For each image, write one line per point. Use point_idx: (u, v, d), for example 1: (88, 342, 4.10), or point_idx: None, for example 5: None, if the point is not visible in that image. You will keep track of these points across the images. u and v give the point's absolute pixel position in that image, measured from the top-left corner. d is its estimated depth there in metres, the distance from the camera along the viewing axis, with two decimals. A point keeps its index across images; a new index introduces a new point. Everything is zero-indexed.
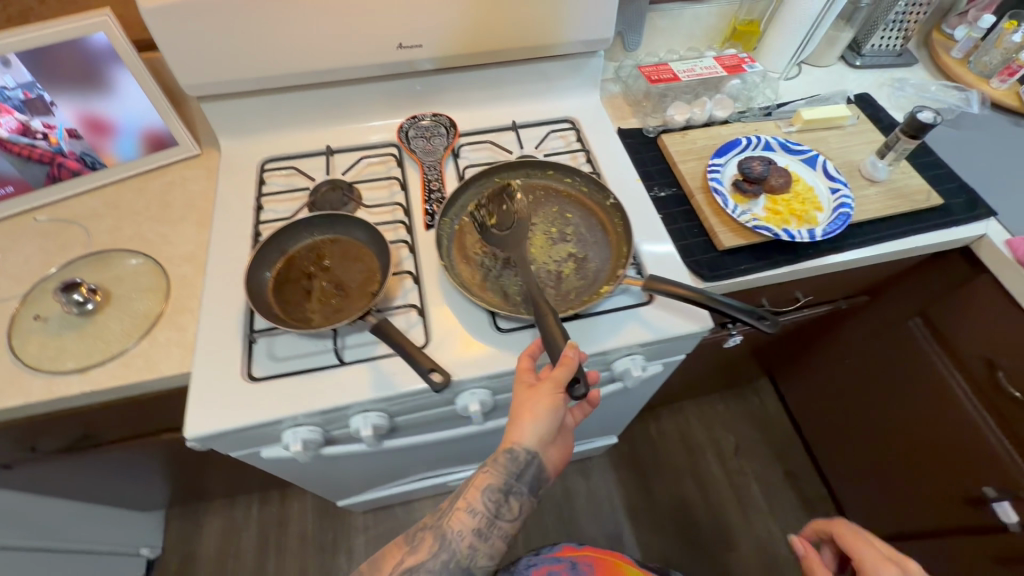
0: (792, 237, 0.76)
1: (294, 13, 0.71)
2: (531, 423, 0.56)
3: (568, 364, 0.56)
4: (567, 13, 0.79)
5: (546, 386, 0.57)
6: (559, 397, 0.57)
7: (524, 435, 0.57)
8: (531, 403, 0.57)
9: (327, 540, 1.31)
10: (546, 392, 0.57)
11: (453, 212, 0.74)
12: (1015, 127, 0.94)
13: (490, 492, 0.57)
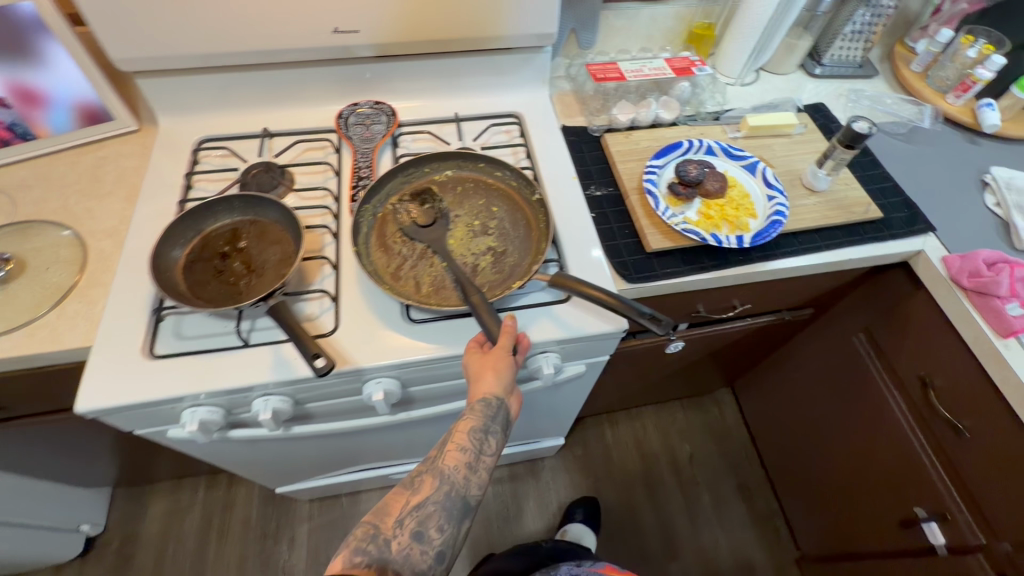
0: (719, 242, 0.75)
1: None
2: (497, 379, 0.57)
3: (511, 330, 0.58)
4: (506, 4, 0.79)
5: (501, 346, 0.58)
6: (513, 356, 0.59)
7: (492, 387, 0.58)
8: (490, 361, 0.58)
9: (270, 527, 1.30)
10: (498, 353, 0.58)
11: (376, 201, 0.73)
12: (967, 144, 0.94)
13: (475, 431, 0.56)
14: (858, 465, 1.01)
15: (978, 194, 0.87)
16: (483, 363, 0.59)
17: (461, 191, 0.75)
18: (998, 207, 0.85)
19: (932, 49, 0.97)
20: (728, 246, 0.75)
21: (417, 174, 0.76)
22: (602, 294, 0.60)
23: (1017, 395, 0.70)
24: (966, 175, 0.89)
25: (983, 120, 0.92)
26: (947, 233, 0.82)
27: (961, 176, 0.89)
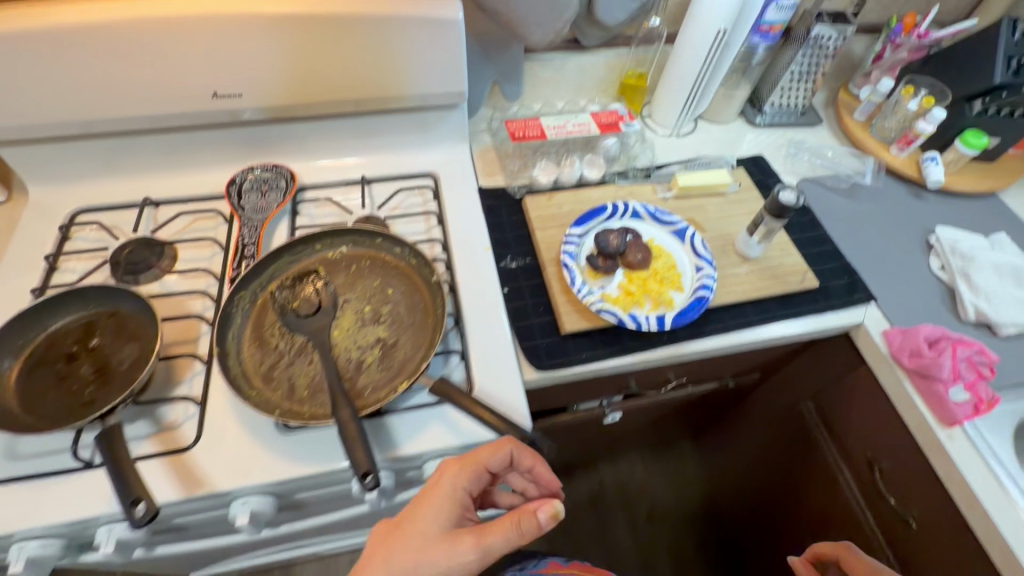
0: (638, 324, 0.68)
1: (78, 57, 0.63)
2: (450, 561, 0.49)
3: (518, 523, 0.49)
4: (406, 64, 0.72)
5: (466, 547, 0.49)
6: (475, 559, 0.49)
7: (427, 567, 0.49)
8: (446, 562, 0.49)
9: None
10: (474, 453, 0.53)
11: (255, 285, 0.65)
12: (913, 198, 0.89)
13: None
14: (809, 543, 0.93)
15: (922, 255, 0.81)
16: (435, 558, 0.49)
17: (355, 271, 0.68)
18: (943, 271, 0.79)
19: (874, 99, 0.93)
20: (648, 328, 0.68)
21: (307, 253, 0.69)
22: (486, 412, 0.53)
23: (964, 492, 0.63)
24: (911, 233, 0.84)
25: (927, 174, 0.87)
26: (888, 301, 0.76)
27: (905, 235, 0.84)
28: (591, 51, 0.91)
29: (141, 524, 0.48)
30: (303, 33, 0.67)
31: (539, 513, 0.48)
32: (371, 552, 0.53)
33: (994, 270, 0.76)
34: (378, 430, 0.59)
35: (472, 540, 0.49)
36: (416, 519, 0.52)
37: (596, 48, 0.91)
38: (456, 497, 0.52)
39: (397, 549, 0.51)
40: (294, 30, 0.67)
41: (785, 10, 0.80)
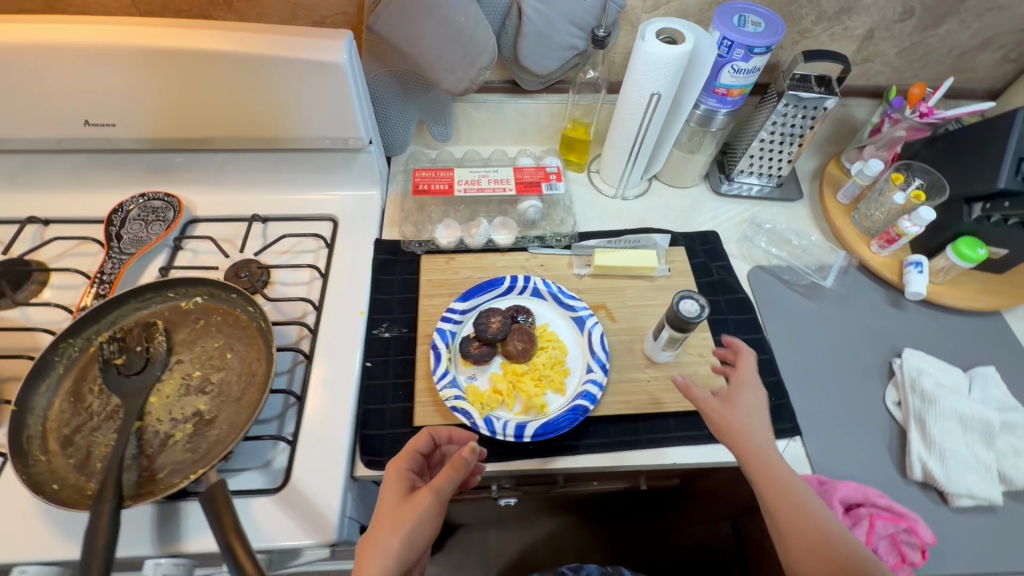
0: (493, 432, 0.59)
1: None
2: (415, 523, 0.46)
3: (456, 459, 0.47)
4: (291, 106, 0.66)
5: (425, 496, 0.47)
6: (443, 502, 0.47)
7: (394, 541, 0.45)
8: (427, 514, 0.46)
9: None
10: (403, 454, 0.53)
11: (92, 332, 0.62)
12: (888, 306, 0.74)
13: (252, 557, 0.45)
14: None
15: (876, 382, 0.67)
16: (411, 519, 0.46)
17: (202, 327, 0.63)
18: (898, 407, 0.65)
19: (859, 181, 0.78)
20: (505, 437, 0.59)
21: (158, 300, 0.65)
22: (238, 542, 0.45)
23: None
24: (871, 351, 0.70)
25: (907, 283, 0.72)
26: (821, 438, 0.63)
27: (864, 353, 0.70)
28: (531, 95, 0.81)
29: None
30: (171, 69, 0.61)
31: (466, 451, 0.47)
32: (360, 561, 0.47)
33: (960, 420, 0.62)
34: (170, 516, 0.54)
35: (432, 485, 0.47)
36: (380, 507, 0.49)
37: (537, 93, 0.81)
38: (404, 475, 0.51)
39: (375, 532, 0.46)
40: (159, 65, 0.60)
41: (742, 74, 0.67)
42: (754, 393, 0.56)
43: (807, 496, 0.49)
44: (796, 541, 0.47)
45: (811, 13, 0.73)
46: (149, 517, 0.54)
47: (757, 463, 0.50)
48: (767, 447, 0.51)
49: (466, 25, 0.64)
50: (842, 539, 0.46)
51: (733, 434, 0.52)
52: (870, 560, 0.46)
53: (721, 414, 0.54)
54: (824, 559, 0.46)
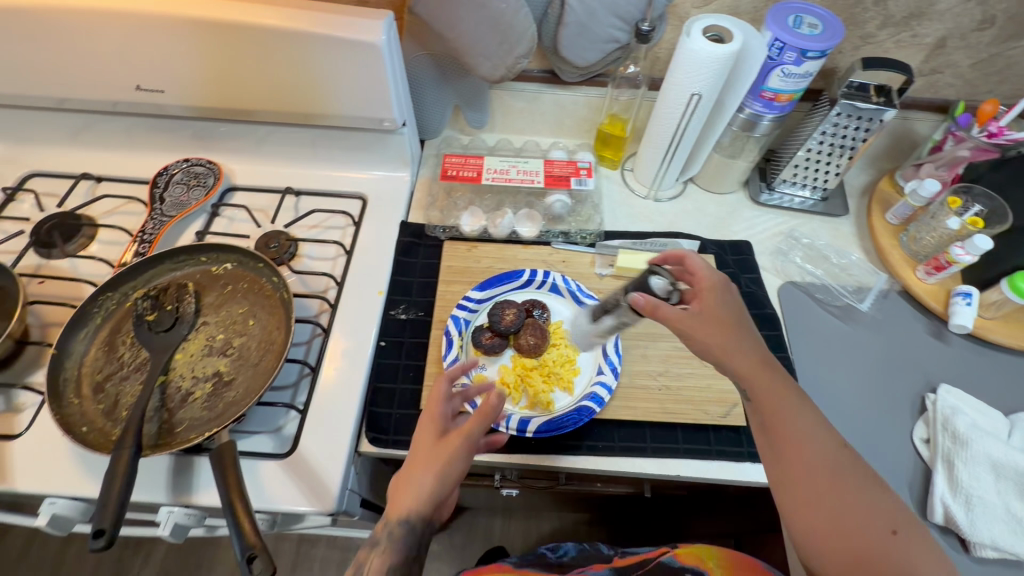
0: (496, 423, 0.59)
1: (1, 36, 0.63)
2: (452, 463, 0.49)
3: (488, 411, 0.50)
4: (328, 84, 0.67)
5: (457, 441, 0.49)
6: (473, 445, 0.50)
7: (432, 480, 0.48)
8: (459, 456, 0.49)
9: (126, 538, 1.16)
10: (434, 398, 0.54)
11: (128, 287, 0.65)
12: (929, 337, 0.70)
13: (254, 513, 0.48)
14: None
15: (905, 415, 0.64)
16: (444, 459, 0.49)
17: (228, 292, 0.66)
18: (926, 445, 0.61)
19: (911, 202, 0.74)
20: (507, 430, 0.59)
21: (191, 263, 0.68)
22: (238, 500, 0.48)
23: None
24: (904, 383, 0.66)
25: (952, 314, 0.68)
26: None
27: (895, 384, 0.66)
28: (570, 87, 0.80)
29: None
30: (216, 42, 0.63)
31: (494, 398, 0.50)
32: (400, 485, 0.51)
33: (993, 467, 0.58)
34: (184, 469, 0.57)
35: (462, 429, 0.50)
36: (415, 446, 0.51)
37: (576, 85, 0.79)
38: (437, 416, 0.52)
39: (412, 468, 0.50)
40: (205, 37, 0.62)
41: (792, 78, 0.64)
42: (727, 292, 0.53)
43: (813, 426, 0.47)
44: (807, 467, 0.45)
45: (877, 16, 0.68)
46: (165, 467, 0.57)
47: (760, 384, 0.48)
48: (766, 364, 0.49)
49: (505, 12, 0.63)
50: (834, 465, 0.46)
51: (715, 345, 0.50)
52: (886, 495, 0.45)
53: (695, 322, 0.51)
54: (835, 485, 0.45)
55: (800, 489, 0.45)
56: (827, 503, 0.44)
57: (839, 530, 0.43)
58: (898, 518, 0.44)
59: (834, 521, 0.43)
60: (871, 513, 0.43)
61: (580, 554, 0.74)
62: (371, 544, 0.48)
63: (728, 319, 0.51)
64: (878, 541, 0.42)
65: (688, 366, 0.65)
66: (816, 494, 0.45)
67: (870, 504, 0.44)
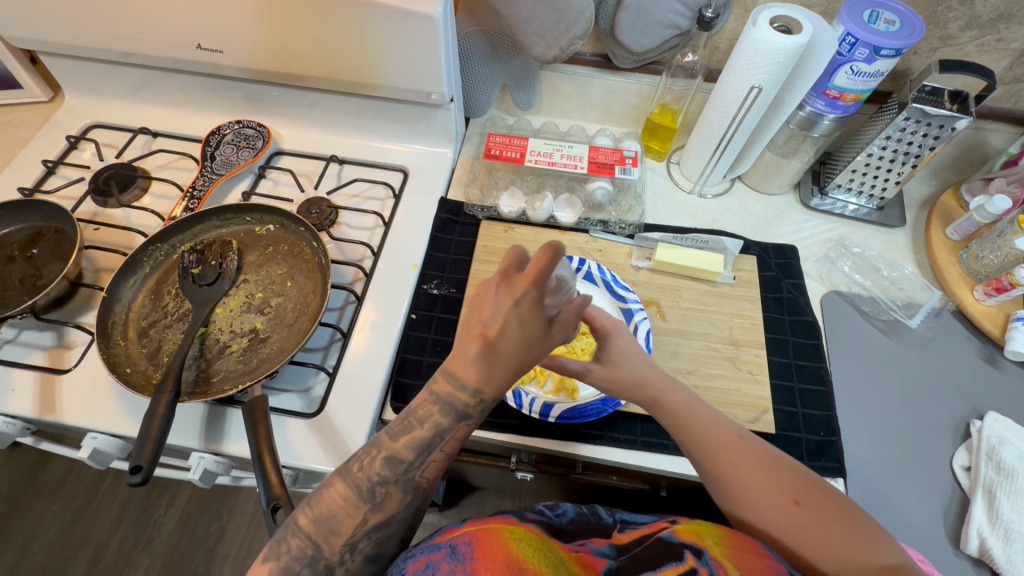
0: (519, 405, 0.60)
1: None
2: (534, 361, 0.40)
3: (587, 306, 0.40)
4: (380, 54, 0.67)
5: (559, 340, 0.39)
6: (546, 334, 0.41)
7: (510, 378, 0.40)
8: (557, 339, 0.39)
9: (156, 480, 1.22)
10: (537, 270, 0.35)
11: (174, 240, 0.68)
12: (981, 361, 0.66)
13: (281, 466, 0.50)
14: None
15: (946, 440, 0.61)
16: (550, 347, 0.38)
17: (270, 253, 0.68)
18: (966, 472, 0.59)
19: (977, 217, 0.70)
20: (530, 413, 0.60)
21: (236, 222, 0.70)
22: (268, 455, 0.50)
23: None
24: (949, 406, 0.63)
25: (1009, 339, 0.64)
26: (868, 487, 0.58)
27: (938, 407, 0.63)
28: (623, 73, 0.78)
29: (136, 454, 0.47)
30: (274, 5, 0.63)
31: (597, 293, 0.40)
32: (458, 354, 0.39)
33: None
34: (216, 418, 0.60)
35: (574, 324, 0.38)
36: (514, 333, 0.36)
37: (629, 72, 0.78)
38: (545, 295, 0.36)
39: (511, 354, 0.37)
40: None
41: (861, 77, 0.61)
42: (621, 334, 0.55)
43: (703, 416, 0.49)
44: (715, 466, 0.46)
45: (961, 16, 0.64)
46: (199, 415, 0.59)
47: (658, 401, 0.51)
48: (659, 381, 0.52)
49: None
50: (710, 455, 0.47)
51: (622, 385, 0.52)
52: (780, 467, 0.45)
53: (605, 374, 0.53)
54: (741, 478, 0.45)
55: (721, 492, 0.46)
56: (745, 495, 0.44)
57: (763, 518, 0.43)
58: (801, 489, 0.43)
59: (755, 513, 0.43)
60: (775, 492, 0.43)
61: (580, 519, 0.52)
62: (457, 419, 0.40)
63: (630, 358, 0.53)
64: (789, 516, 0.42)
65: (720, 366, 0.63)
66: (734, 490, 0.45)
67: (771, 482, 0.44)
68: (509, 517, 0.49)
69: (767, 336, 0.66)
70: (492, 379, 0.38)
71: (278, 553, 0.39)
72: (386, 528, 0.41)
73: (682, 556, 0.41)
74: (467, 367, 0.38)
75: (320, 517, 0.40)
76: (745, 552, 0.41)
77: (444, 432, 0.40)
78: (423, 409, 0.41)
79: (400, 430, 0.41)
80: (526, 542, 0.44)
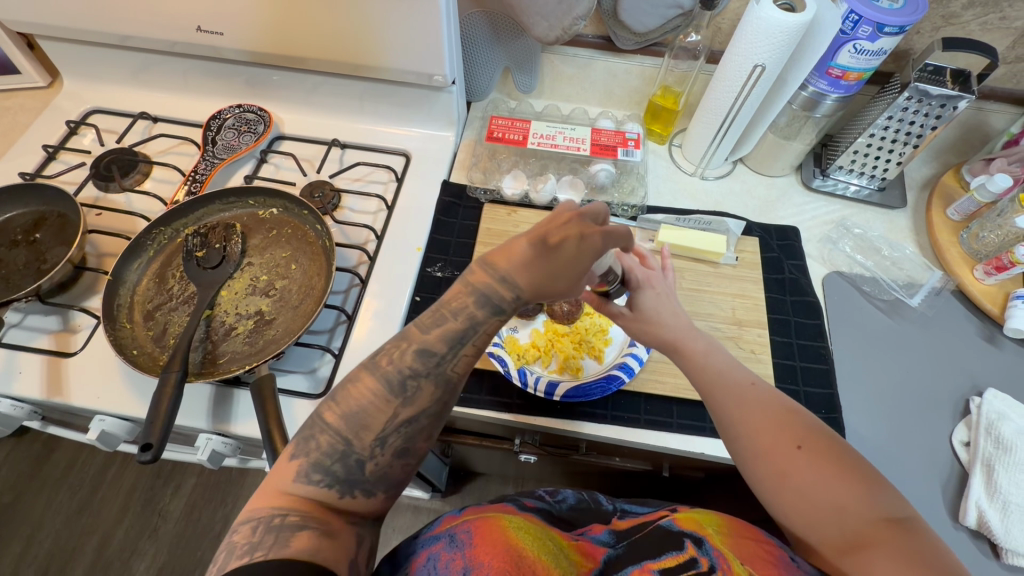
0: (524, 383, 0.60)
1: None
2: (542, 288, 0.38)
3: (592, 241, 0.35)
4: (382, 36, 0.66)
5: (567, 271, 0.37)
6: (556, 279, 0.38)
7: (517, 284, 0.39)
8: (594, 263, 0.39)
9: (161, 468, 1.23)
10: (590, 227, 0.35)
11: (176, 225, 0.67)
12: (981, 341, 0.67)
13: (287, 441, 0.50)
14: None
15: (945, 416, 0.61)
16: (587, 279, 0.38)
17: (274, 236, 0.68)
18: (966, 448, 0.59)
19: (978, 197, 0.70)
20: (534, 392, 0.60)
21: (239, 206, 0.70)
22: (277, 432, 0.50)
23: None
24: (948, 384, 0.63)
25: (1009, 317, 0.65)
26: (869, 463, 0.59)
27: (938, 384, 0.63)
28: (625, 55, 0.78)
29: (142, 457, 0.49)
30: None
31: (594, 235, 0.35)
32: (504, 249, 0.39)
33: None
34: (222, 401, 0.60)
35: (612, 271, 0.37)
36: (565, 257, 0.36)
37: (631, 54, 0.78)
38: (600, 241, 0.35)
39: (556, 270, 0.37)
40: None
41: (864, 55, 0.61)
42: (651, 287, 0.54)
43: (724, 365, 0.50)
44: (724, 411, 0.47)
45: None
46: (206, 397, 0.60)
47: (679, 350, 0.51)
48: (682, 330, 0.52)
49: None
50: (721, 397, 0.47)
51: (646, 329, 0.53)
52: (794, 417, 0.44)
53: (634, 320, 0.53)
54: (745, 422, 0.45)
55: (726, 436, 0.46)
56: (750, 439, 0.44)
57: (763, 464, 0.43)
58: (806, 436, 0.43)
59: (756, 458, 0.43)
60: (777, 435, 0.43)
61: (580, 507, 0.53)
62: (491, 312, 0.39)
63: (659, 309, 0.53)
64: (789, 463, 0.42)
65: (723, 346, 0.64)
66: (740, 434, 0.45)
67: (776, 426, 0.44)
68: (507, 505, 0.49)
69: (770, 316, 0.66)
70: (528, 283, 0.38)
71: (308, 450, 0.38)
72: (415, 424, 0.39)
73: (682, 545, 0.42)
74: (512, 257, 0.39)
75: (348, 412, 0.39)
76: (744, 538, 0.42)
77: (478, 323, 0.39)
78: (457, 301, 0.40)
79: (431, 322, 0.40)
80: (524, 529, 0.44)
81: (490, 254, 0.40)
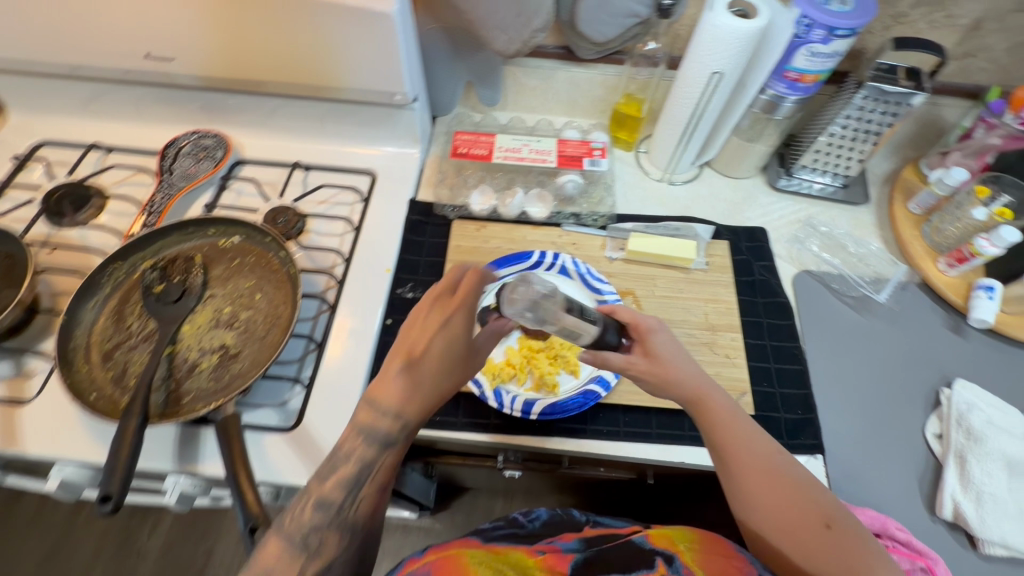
0: (500, 403, 0.59)
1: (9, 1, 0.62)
2: (436, 385, 0.47)
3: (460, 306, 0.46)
4: (338, 56, 0.65)
5: (438, 360, 0.46)
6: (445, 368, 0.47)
7: (412, 401, 0.46)
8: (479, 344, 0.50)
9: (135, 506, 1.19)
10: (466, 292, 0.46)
11: (133, 259, 0.65)
12: (947, 331, 0.68)
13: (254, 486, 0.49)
14: None
15: (918, 410, 0.62)
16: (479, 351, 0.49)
17: (236, 265, 0.66)
18: (938, 440, 0.60)
19: (937, 190, 0.72)
20: (512, 411, 0.59)
21: (199, 236, 0.68)
22: (243, 473, 0.49)
23: None
24: (919, 377, 0.64)
25: (973, 308, 0.67)
26: (846, 461, 0.59)
27: (909, 378, 0.64)
28: (587, 65, 0.78)
29: (103, 506, 0.47)
30: (222, 11, 0.61)
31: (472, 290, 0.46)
32: (382, 380, 0.46)
33: (1007, 464, 0.57)
34: (188, 440, 0.58)
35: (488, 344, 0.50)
36: (437, 348, 0.46)
37: (593, 63, 0.77)
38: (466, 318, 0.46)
39: (431, 370, 0.46)
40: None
41: (819, 58, 0.61)
42: (663, 330, 0.52)
43: (749, 428, 0.48)
44: (749, 478, 0.46)
45: None
46: (172, 437, 0.58)
47: (702, 407, 0.49)
48: (700, 382, 0.50)
49: None
50: (745, 462, 0.46)
51: (667, 384, 0.50)
52: (815, 491, 0.45)
53: (649, 368, 0.50)
54: (773, 492, 0.45)
55: (742, 501, 0.46)
56: (773, 512, 0.44)
57: (784, 539, 0.44)
58: (829, 513, 0.44)
59: (776, 535, 0.44)
60: (807, 513, 0.44)
61: (553, 522, 0.53)
62: (384, 447, 0.46)
63: (675, 355, 0.51)
64: (818, 542, 0.43)
65: (698, 352, 0.63)
66: (763, 505, 0.45)
67: (804, 503, 0.44)
68: (472, 538, 0.48)
69: (743, 319, 0.67)
70: (416, 399, 0.46)
71: None
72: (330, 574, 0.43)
73: (652, 564, 0.41)
74: (391, 392, 0.45)
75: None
76: (719, 557, 0.41)
77: (371, 461, 0.46)
78: (349, 444, 0.46)
79: (327, 473, 0.45)
80: (485, 565, 0.43)
81: (370, 392, 0.46)
